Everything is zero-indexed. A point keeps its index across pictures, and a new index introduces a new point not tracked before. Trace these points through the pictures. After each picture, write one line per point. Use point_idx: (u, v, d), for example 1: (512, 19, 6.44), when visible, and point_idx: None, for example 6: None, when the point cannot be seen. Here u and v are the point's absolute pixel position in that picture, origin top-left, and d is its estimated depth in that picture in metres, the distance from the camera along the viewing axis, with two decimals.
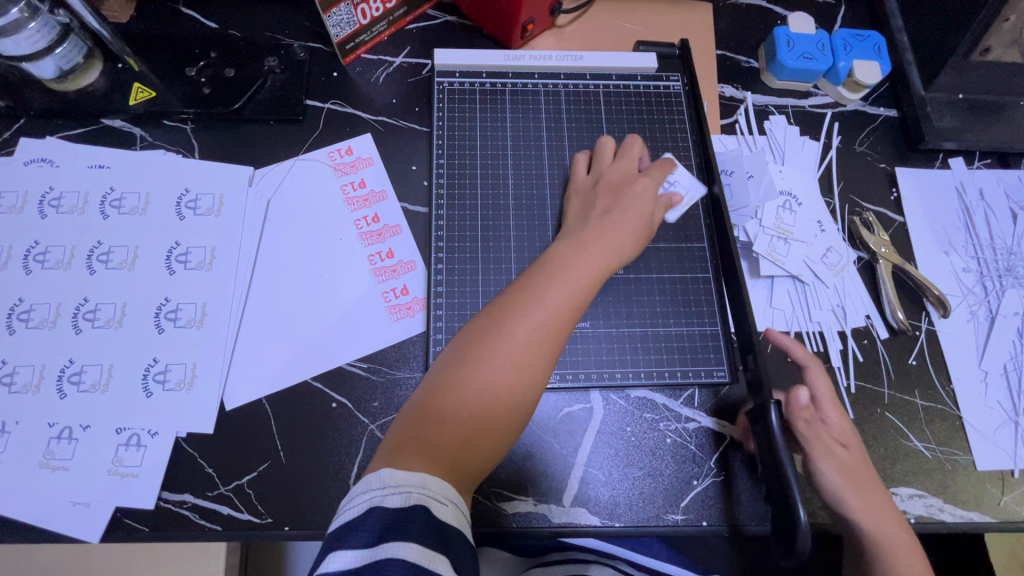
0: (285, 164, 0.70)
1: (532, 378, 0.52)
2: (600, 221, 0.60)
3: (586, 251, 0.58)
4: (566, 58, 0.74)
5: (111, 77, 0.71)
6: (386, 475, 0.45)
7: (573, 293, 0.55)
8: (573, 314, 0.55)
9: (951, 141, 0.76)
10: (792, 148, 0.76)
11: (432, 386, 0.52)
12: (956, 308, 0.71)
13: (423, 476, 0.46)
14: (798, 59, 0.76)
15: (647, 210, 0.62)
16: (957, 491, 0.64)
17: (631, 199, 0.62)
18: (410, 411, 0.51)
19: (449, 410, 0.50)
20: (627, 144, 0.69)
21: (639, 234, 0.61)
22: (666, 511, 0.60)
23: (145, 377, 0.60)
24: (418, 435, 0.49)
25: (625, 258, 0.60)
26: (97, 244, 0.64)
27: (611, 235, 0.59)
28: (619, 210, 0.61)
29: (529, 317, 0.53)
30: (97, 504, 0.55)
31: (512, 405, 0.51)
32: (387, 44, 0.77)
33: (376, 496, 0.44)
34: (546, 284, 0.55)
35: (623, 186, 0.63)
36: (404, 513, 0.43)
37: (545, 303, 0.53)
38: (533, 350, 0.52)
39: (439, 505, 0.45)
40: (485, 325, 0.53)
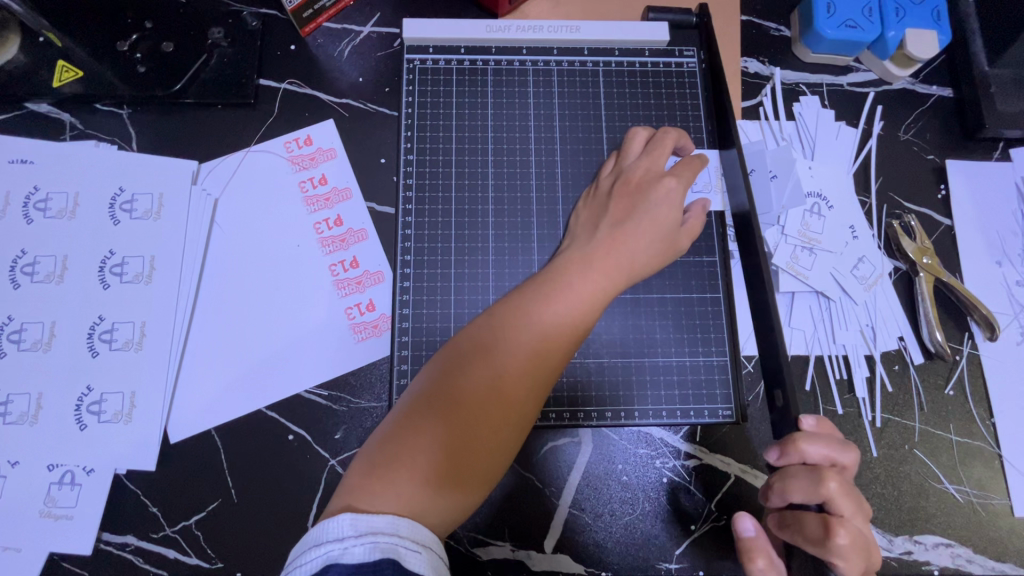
0: (233, 158, 0.61)
1: (529, 393, 0.44)
2: (609, 234, 0.51)
3: (593, 266, 0.49)
4: (560, 29, 0.62)
5: (32, 54, 0.62)
6: (347, 521, 0.37)
7: (579, 308, 0.47)
8: (580, 324, 0.47)
9: (1017, 129, 0.64)
10: (825, 137, 0.65)
11: (412, 407, 0.44)
12: (1006, 328, 0.61)
13: (393, 517, 0.38)
14: (839, 28, 0.64)
15: (673, 220, 0.52)
16: (991, 540, 0.57)
17: (655, 208, 0.52)
18: (381, 436, 0.43)
19: (430, 434, 0.42)
20: (660, 134, 0.57)
21: (660, 246, 0.51)
22: (659, 559, 0.54)
23: (78, 408, 0.53)
24: (389, 465, 0.41)
25: (643, 275, 0.51)
26: (20, 253, 0.56)
27: (625, 250, 0.50)
28: (636, 223, 0.51)
29: (527, 324, 0.45)
30: (30, 549, 0.50)
31: (499, 437, 0.44)
32: (353, 11, 0.66)
33: (335, 549, 0.36)
34: (548, 294, 0.47)
35: (645, 189, 0.53)
36: (371, 568, 0.35)
37: (545, 316, 0.46)
38: (533, 368, 0.45)
39: (412, 553, 0.37)
40: (475, 339, 0.46)
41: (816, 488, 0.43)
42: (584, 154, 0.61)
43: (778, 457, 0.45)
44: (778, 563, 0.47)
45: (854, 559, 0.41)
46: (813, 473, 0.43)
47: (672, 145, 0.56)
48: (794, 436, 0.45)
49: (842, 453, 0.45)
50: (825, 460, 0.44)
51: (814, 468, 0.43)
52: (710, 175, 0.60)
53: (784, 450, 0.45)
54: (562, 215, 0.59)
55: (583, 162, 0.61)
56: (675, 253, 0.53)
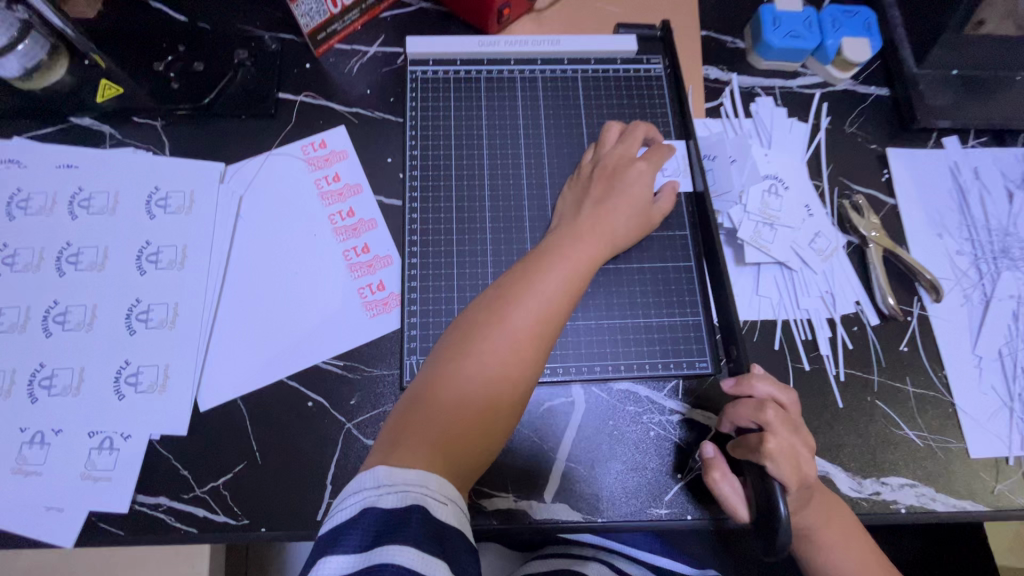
0: (255, 161, 0.69)
1: (537, 351, 0.50)
2: (593, 212, 0.58)
3: (582, 241, 0.56)
4: (542, 43, 0.72)
5: (78, 75, 0.70)
6: (381, 472, 0.41)
7: (570, 280, 0.53)
8: (576, 289, 0.53)
9: (945, 119, 0.74)
10: (779, 130, 0.74)
11: (434, 371, 0.48)
12: (949, 292, 0.69)
13: (423, 473, 0.42)
14: (784, 38, 0.73)
15: (645, 197, 0.60)
16: (950, 480, 0.62)
17: (629, 187, 0.60)
18: (409, 400, 0.48)
19: (450, 402, 0.47)
20: (631, 127, 0.66)
21: (636, 220, 0.60)
22: (650, 505, 0.59)
23: (116, 379, 0.59)
24: (421, 424, 0.46)
25: (622, 245, 0.59)
26: (66, 245, 0.63)
27: (607, 224, 0.58)
28: (616, 201, 0.59)
29: (531, 290, 0.51)
30: (70, 509, 0.55)
31: (510, 397, 0.48)
32: (360, 33, 0.75)
33: (372, 495, 0.40)
34: (544, 272, 0.53)
35: (620, 171, 0.61)
36: (403, 514, 0.39)
37: (544, 290, 0.51)
38: (540, 327, 0.50)
39: (439, 503, 0.41)
40: (481, 316, 0.50)
41: (756, 413, 0.53)
42: (567, 147, 0.69)
43: (733, 388, 0.55)
44: (733, 480, 0.56)
45: (781, 463, 0.51)
46: (756, 403, 0.54)
47: (642, 135, 0.64)
48: (747, 375, 0.55)
49: (782, 390, 0.55)
50: (768, 395, 0.55)
51: (758, 399, 0.54)
52: (677, 163, 0.68)
53: (739, 383, 0.55)
54: (550, 200, 0.67)
55: (566, 154, 0.69)
56: (649, 226, 0.61)
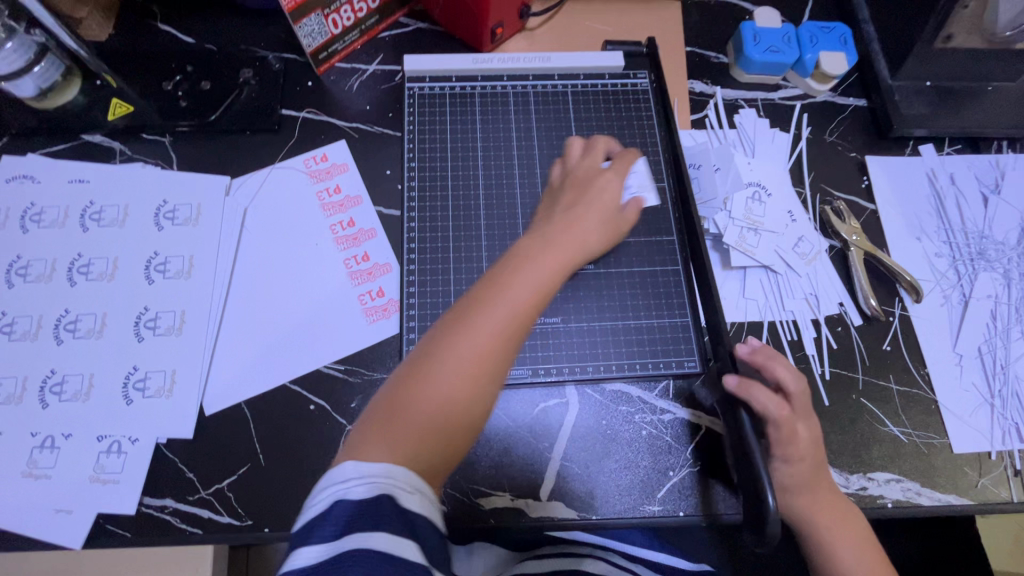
0: (259, 175, 0.71)
1: (511, 351, 0.49)
2: (564, 216, 0.60)
3: (556, 242, 0.56)
4: (533, 60, 0.75)
5: (90, 94, 0.73)
6: (352, 466, 0.43)
7: (543, 281, 0.52)
8: (551, 288, 0.52)
9: (920, 128, 0.77)
10: (762, 140, 0.77)
11: (409, 371, 0.48)
12: (929, 293, 0.71)
13: (388, 464, 0.44)
14: (765, 53, 0.77)
15: (612, 204, 0.62)
16: (935, 475, 0.64)
17: (597, 194, 0.62)
18: (382, 400, 0.47)
19: (418, 403, 0.46)
20: (593, 142, 0.69)
21: (604, 225, 0.61)
22: (643, 502, 0.61)
23: (125, 385, 0.61)
24: (390, 423, 0.46)
25: (594, 250, 0.59)
26: (77, 257, 0.65)
27: (578, 229, 0.58)
28: (585, 207, 0.60)
29: (509, 289, 0.50)
30: (79, 511, 0.56)
31: (477, 400, 0.47)
32: (360, 53, 0.79)
33: (342, 488, 0.42)
34: (520, 271, 0.52)
35: (586, 181, 0.63)
36: (371, 503, 0.42)
37: (515, 291, 0.50)
38: (515, 326, 0.49)
39: (410, 494, 0.43)
40: (452, 317, 0.50)
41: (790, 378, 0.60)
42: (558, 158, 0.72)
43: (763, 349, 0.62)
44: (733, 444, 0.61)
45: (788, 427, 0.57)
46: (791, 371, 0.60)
47: (604, 149, 0.68)
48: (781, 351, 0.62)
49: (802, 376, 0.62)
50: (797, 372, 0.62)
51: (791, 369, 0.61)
52: (641, 179, 0.68)
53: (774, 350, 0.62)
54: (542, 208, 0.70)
55: None
56: (618, 229, 0.62)
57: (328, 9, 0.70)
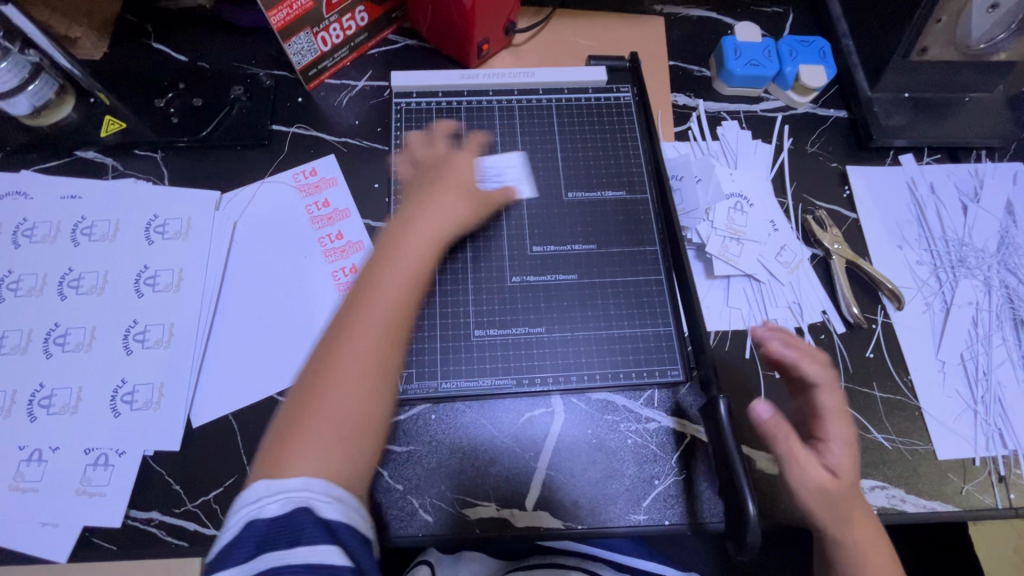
0: (249, 189, 0.73)
1: (399, 341, 0.51)
2: (427, 202, 0.61)
3: (421, 228, 0.58)
4: (518, 75, 0.77)
5: (83, 112, 0.75)
6: (260, 488, 0.44)
7: (416, 268, 0.55)
8: (424, 274, 0.55)
9: (900, 139, 0.79)
10: (744, 152, 0.78)
11: (301, 387, 0.49)
12: (911, 300, 0.72)
13: (303, 477, 0.44)
14: (745, 66, 0.79)
15: (469, 181, 0.65)
16: (919, 481, 0.64)
17: (452, 176, 0.65)
18: (281, 421, 0.48)
19: (319, 418, 0.47)
20: (433, 129, 0.72)
21: (461, 198, 0.63)
22: (629, 511, 0.61)
23: (113, 397, 0.61)
24: (291, 442, 0.46)
25: (457, 223, 0.62)
26: (67, 271, 0.66)
27: (433, 209, 0.60)
28: (445, 189, 0.63)
29: (381, 287, 0.52)
30: (65, 524, 0.57)
31: (381, 394, 0.49)
32: (350, 69, 0.81)
33: (253, 510, 0.43)
34: (388, 268, 0.54)
35: (439, 165, 0.67)
36: (284, 519, 0.43)
37: (390, 289, 0.52)
38: (392, 319, 0.51)
39: (324, 502, 0.44)
40: (335, 329, 0.51)
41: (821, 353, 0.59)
42: (543, 170, 0.74)
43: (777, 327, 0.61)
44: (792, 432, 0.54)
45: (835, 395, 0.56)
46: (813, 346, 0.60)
47: (444, 134, 0.72)
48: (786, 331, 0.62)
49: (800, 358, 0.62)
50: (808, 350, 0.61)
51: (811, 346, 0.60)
52: (518, 171, 0.73)
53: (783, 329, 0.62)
54: (527, 219, 0.71)
55: (543, 177, 0.73)
56: (481, 204, 0.65)
57: (316, 27, 0.72)
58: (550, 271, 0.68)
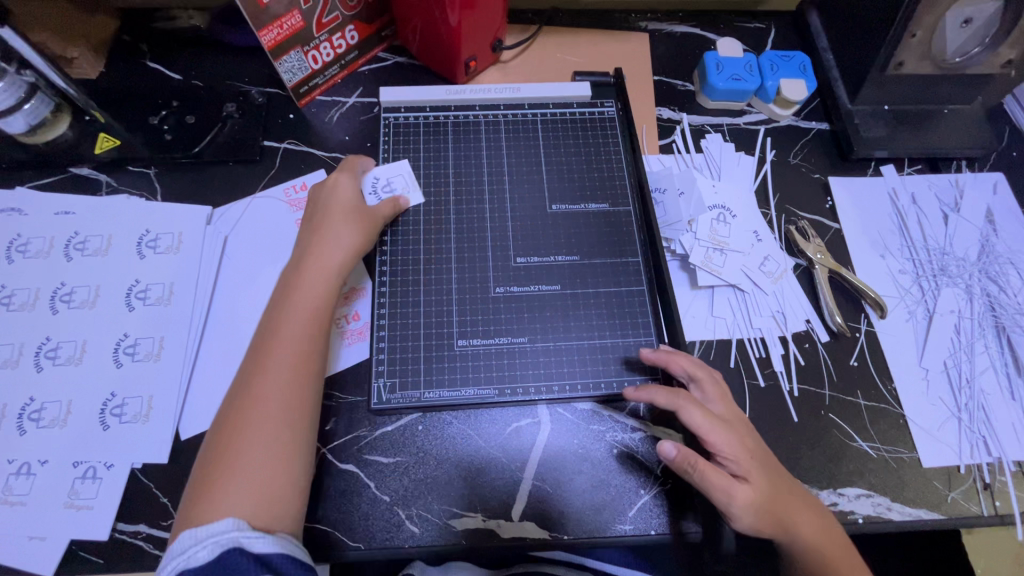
0: (241, 204, 0.74)
1: (309, 377, 0.55)
2: (314, 238, 0.64)
3: (315, 266, 0.61)
4: (504, 90, 0.79)
5: (79, 129, 0.76)
6: (187, 537, 0.46)
7: (319, 302, 0.59)
8: (324, 311, 0.59)
9: (880, 150, 0.80)
10: (728, 164, 0.80)
11: (217, 436, 0.52)
12: (894, 308, 0.73)
13: (230, 519, 0.47)
14: (727, 80, 0.80)
15: (355, 204, 0.67)
16: (905, 489, 0.64)
17: (341, 206, 0.66)
18: (200, 471, 0.50)
19: (239, 461, 0.50)
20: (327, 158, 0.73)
21: (355, 223, 0.65)
22: (615, 522, 0.61)
23: (102, 411, 0.62)
24: (212, 487, 0.49)
25: (362, 249, 0.65)
26: (60, 285, 0.67)
27: (332, 240, 0.63)
28: (331, 221, 0.65)
29: (283, 332, 0.56)
30: (53, 537, 0.57)
31: (300, 423, 0.53)
32: (340, 86, 0.82)
33: (181, 560, 0.45)
34: (287, 312, 0.58)
35: (321, 196, 0.67)
36: (217, 562, 0.45)
37: (291, 330, 0.57)
38: (296, 359, 0.55)
39: (255, 538, 0.46)
40: (245, 376, 0.54)
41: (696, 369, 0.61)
42: (528, 184, 0.75)
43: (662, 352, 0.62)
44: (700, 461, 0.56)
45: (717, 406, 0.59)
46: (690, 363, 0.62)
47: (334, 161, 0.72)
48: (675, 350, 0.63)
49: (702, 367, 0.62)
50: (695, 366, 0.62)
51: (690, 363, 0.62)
52: (406, 180, 0.73)
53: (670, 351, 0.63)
54: (512, 232, 0.72)
55: (528, 190, 0.74)
56: (375, 221, 0.67)
57: (307, 46, 0.74)
58: (534, 282, 0.69)
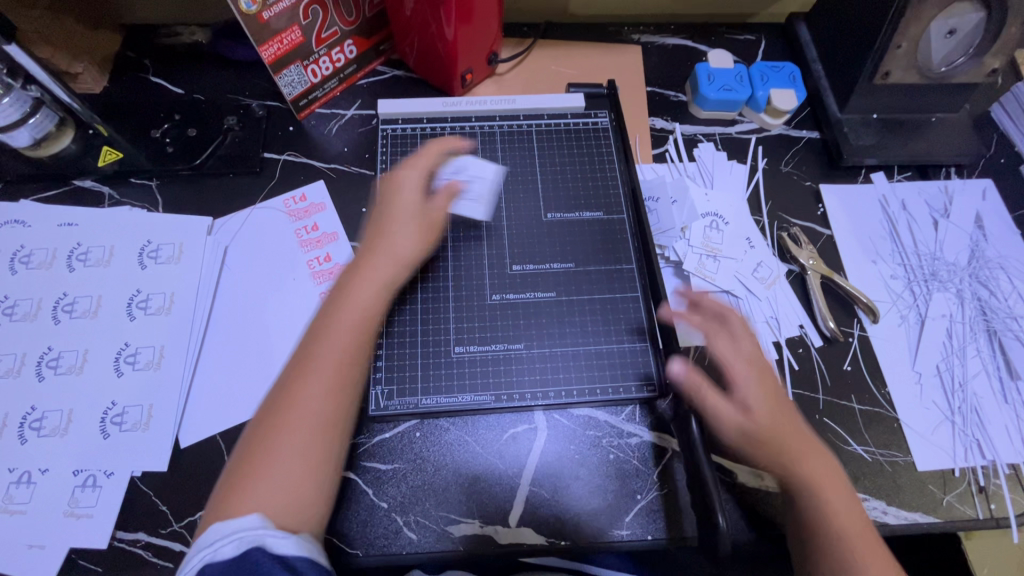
0: (241, 214, 0.75)
1: (349, 385, 0.55)
2: (372, 239, 0.63)
3: (368, 269, 0.61)
4: (499, 102, 0.80)
5: (83, 143, 0.78)
6: (215, 530, 0.47)
7: (366, 310, 0.58)
8: (372, 317, 0.58)
9: (870, 157, 0.81)
10: (720, 173, 0.81)
11: (256, 430, 0.53)
12: (886, 313, 0.74)
13: (256, 517, 0.47)
14: (718, 91, 0.82)
15: (418, 207, 0.65)
16: (901, 493, 0.65)
17: (402, 205, 0.65)
18: (236, 463, 0.52)
19: (270, 462, 0.50)
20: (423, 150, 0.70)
21: (416, 228, 0.64)
22: (612, 527, 0.61)
23: (103, 419, 0.63)
24: (245, 483, 0.50)
25: (415, 257, 0.63)
26: (62, 296, 0.68)
27: (388, 244, 0.62)
28: (392, 221, 0.64)
29: (330, 333, 0.56)
30: (52, 546, 0.57)
31: (334, 431, 0.53)
32: (339, 99, 0.84)
33: (207, 553, 0.45)
34: (337, 312, 0.57)
35: (389, 192, 0.66)
36: (240, 559, 0.45)
37: (341, 332, 0.56)
38: (340, 364, 0.55)
39: (279, 539, 0.46)
40: (290, 371, 0.55)
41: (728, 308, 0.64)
42: (524, 193, 0.76)
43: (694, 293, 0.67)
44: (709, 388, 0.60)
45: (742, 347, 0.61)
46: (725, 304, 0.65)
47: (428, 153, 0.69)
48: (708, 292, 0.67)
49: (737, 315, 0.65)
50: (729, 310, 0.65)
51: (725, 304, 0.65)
52: (483, 186, 0.73)
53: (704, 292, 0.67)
54: (508, 240, 0.73)
55: (523, 199, 0.76)
56: (436, 226, 0.66)
57: (307, 60, 0.76)
58: (530, 289, 0.70)
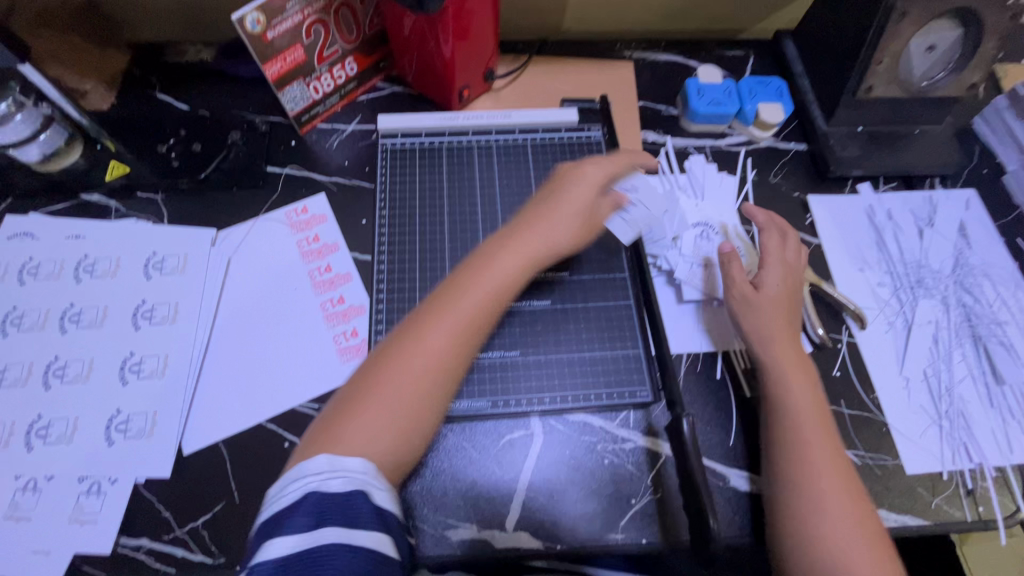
0: (245, 226, 0.77)
1: (461, 358, 0.58)
2: (523, 226, 0.67)
3: (510, 253, 0.64)
4: (496, 116, 0.82)
5: (90, 158, 0.80)
6: (324, 461, 0.50)
7: (500, 292, 0.61)
8: (501, 299, 0.61)
9: (856, 169, 0.84)
10: (711, 184, 0.83)
11: (371, 372, 0.56)
12: (874, 320, 0.76)
13: (362, 461, 0.51)
14: (708, 105, 0.85)
15: (586, 209, 0.69)
16: (890, 496, 0.66)
17: (565, 199, 0.68)
18: (345, 400, 0.55)
19: (376, 407, 0.54)
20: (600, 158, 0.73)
21: (576, 227, 0.68)
22: (607, 530, 0.62)
23: (108, 427, 0.64)
24: (354, 421, 0.53)
25: (558, 252, 0.67)
26: (69, 306, 0.70)
27: (545, 233, 0.66)
28: (553, 211, 0.68)
29: (462, 302, 0.59)
30: (57, 552, 0.58)
31: (439, 396, 0.57)
32: (340, 114, 0.86)
33: (314, 481, 0.49)
34: (473, 286, 0.60)
35: (564, 184, 0.70)
36: (344, 498, 0.48)
37: (470, 302, 0.59)
38: (461, 337, 0.58)
39: (379, 489, 0.50)
40: (416, 323, 0.58)
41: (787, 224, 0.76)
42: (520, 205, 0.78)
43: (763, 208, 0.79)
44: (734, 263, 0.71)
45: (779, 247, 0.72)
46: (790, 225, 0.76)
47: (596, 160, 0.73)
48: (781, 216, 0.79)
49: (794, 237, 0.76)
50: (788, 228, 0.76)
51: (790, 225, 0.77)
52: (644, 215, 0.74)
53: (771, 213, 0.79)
54: None
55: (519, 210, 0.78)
56: (594, 229, 0.69)
57: (309, 78, 0.79)
58: (526, 298, 0.72)
